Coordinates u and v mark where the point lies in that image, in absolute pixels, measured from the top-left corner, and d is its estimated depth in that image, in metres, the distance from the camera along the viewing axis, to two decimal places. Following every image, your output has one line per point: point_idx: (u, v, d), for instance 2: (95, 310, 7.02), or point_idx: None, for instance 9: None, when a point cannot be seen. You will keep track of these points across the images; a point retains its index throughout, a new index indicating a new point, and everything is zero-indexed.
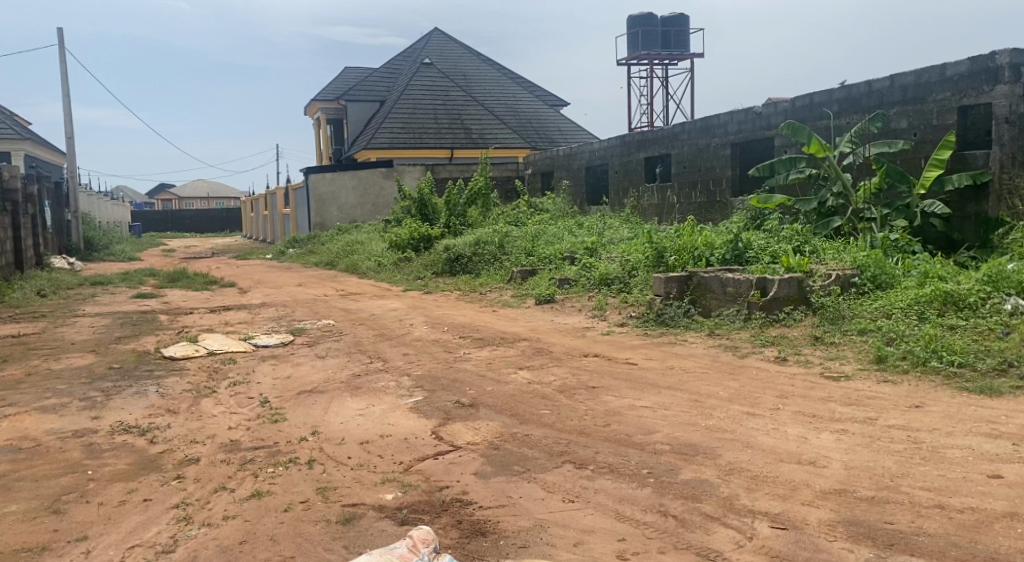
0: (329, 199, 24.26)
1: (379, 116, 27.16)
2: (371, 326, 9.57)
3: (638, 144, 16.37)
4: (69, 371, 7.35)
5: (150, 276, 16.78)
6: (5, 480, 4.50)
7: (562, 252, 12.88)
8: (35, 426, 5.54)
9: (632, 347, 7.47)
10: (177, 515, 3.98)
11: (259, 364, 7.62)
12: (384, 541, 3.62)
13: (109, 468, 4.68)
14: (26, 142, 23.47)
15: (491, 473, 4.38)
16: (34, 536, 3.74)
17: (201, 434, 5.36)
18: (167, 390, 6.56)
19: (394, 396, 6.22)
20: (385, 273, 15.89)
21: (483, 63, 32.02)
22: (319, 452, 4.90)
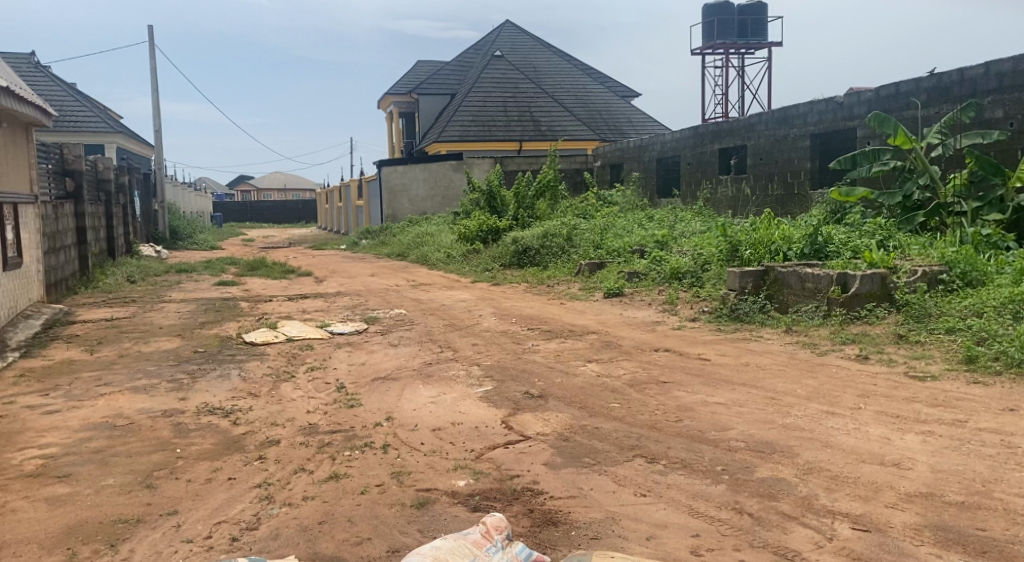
0: (401, 191, 24.69)
1: (450, 108, 27.40)
2: (441, 316, 9.69)
3: (712, 136, 16.06)
4: (158, 353, 7.72)
5: (231, 264, 17.43)
6: (102, 455, 4.76)
7: (632, 245, 12.78)
8: (128, 405, 5.84)
9: (704, 342, 7.37)
10: (260, 494, 4.13)
11: (335, 350, 7.84)
12: (458, 526, 3.68)
13: (195, 447, 4.89)
14: (118, 135, 24.55)
15: (562, 464, 4.40)
16: (130, 509, 3.95)
17: (281, 417, 5.54)
18: (248, 374, 6.82)
19: (464, 385, 6.29)
20: (454, 264, 16.09)
21: (554, 54, 31.93)
22: (394, 438, 5.01)
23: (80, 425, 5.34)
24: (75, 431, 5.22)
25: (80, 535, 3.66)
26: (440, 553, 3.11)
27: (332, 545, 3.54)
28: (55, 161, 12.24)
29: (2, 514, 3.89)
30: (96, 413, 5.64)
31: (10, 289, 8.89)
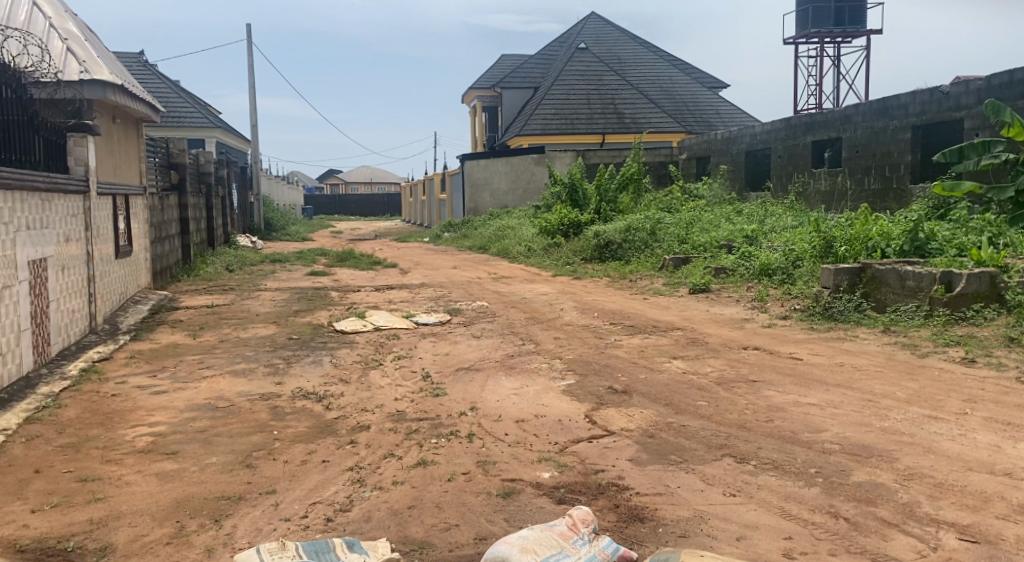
0: (483, 184, 24.99)
1: (534, 101, 27.40)
2: (523, 309, 9.75)
3: (805, 127, 15.53)
4: (255, 339, 8.06)
5: (321, 255, 17.99)
6: (205, 434, 5.01)
7: (719, 240, 12.56)
8: (229, 388, 6.13)
9: (796, 341, 7.15)
10: (352, 477, 4.27)
11: (420, 340, 8.00)
12: (544, 518, 3.70)
13: (291, 429, 5.09)
14: (217, 130, 25.67)
15: (648, 460, 4.36)
16: (232, 486, 4.14)
17: (371, 404, 5.70)
18: (339, 361, 7.05)
19: (547, 378, 6.31)
20: (535, 257, 16.14)
21: (640, 46, 31.50)
22: (478, 427, 5.08)
23: (185, 406, 5.64)
24: (181, 411, 5.51)
25: (188, 509, 3.87)
26: (528, 542, 3.10)
27: (422, 530, 3.63)
28: (162, 154, 12.91)
29: (118, 486, 4.14)
30: (199, 394, 5.94)
31: (122, 276, 9.44)
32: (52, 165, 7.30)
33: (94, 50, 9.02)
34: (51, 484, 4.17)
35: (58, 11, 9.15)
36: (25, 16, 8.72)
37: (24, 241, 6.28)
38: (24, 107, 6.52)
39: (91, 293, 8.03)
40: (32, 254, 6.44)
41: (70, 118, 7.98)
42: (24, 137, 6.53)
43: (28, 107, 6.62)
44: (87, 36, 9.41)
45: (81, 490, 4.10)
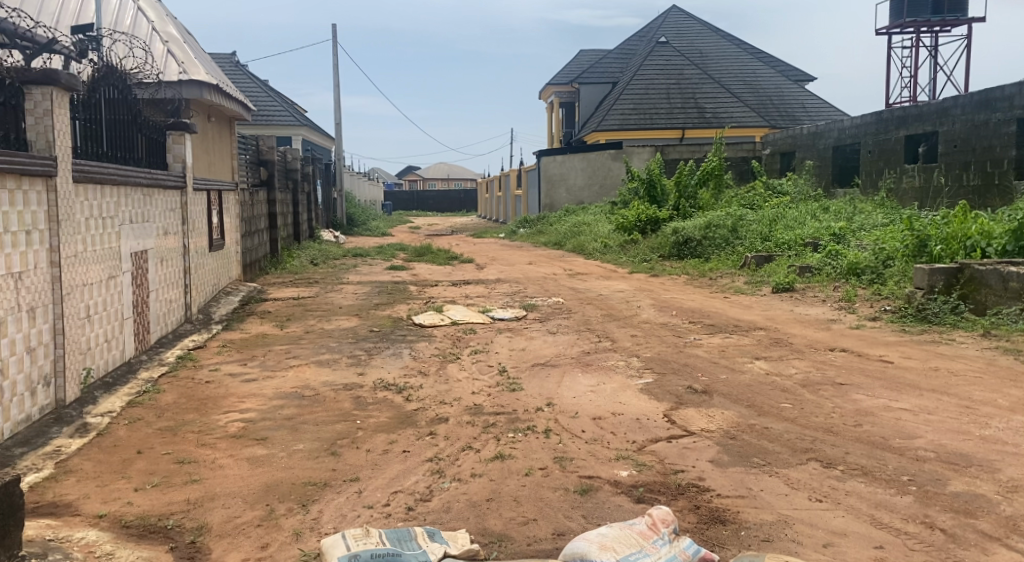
0: (559, 181, 24.95)
1: (612, 96, 27.18)
2: (600, 306, 9.70)
3: (898, 121, 14.88)
4: (338, 331, 8.30)
5: (400, 250, 18.34)
6: (293, 421, 5.19)
7: (804, 238, 12.23)
8: (314, 377, 6.34)
9: (887, 344, 6.87)
10: (431, 468, 4.35)
11: (497, 335, 8.07)
12: (623, 516, 3.68)
13: (373, 419, 5.22)
14: (303, 129, 26.60)
15: (730, 462, 4.28)
16: (318, 473, 4.28)
17: (449, 396, 5.78)
18: (418, 354, 7.19)
19: (625, 375, 6.27)
20: (611, 254, 16.05)
21: (723, 39, 30.80)
22: (555, 423, 5.09)
23: (274, 393, 5.85)
24: (269, 398, 5.73)
25: (277, 493, 4.02)
26: (607, 540, 3.09)
27: (500, 523, 3.66)
28: (252, 152, 13.41)
29: (213, 469, 4.34)
30: (286, 383, 6.16)
31: (215, 268, 9.87)
32: (154, 161, 7.66)
33: (193, 51, 9.46)
34: (152, 465, 4.41)
35: (160, 15, 9.64)
36: (131, 20, 9.25)
37: (128, 234, 6.64)
38: (129, 106, 6.88)
39: (187, 285, 8.43)
40: (134, 246, 6.80)
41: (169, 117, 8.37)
42: (128, 133, 6.88)
43: (132, 106, 6.97)
44: (187, 39, 9.88)
45: (179, 471, 4.31)
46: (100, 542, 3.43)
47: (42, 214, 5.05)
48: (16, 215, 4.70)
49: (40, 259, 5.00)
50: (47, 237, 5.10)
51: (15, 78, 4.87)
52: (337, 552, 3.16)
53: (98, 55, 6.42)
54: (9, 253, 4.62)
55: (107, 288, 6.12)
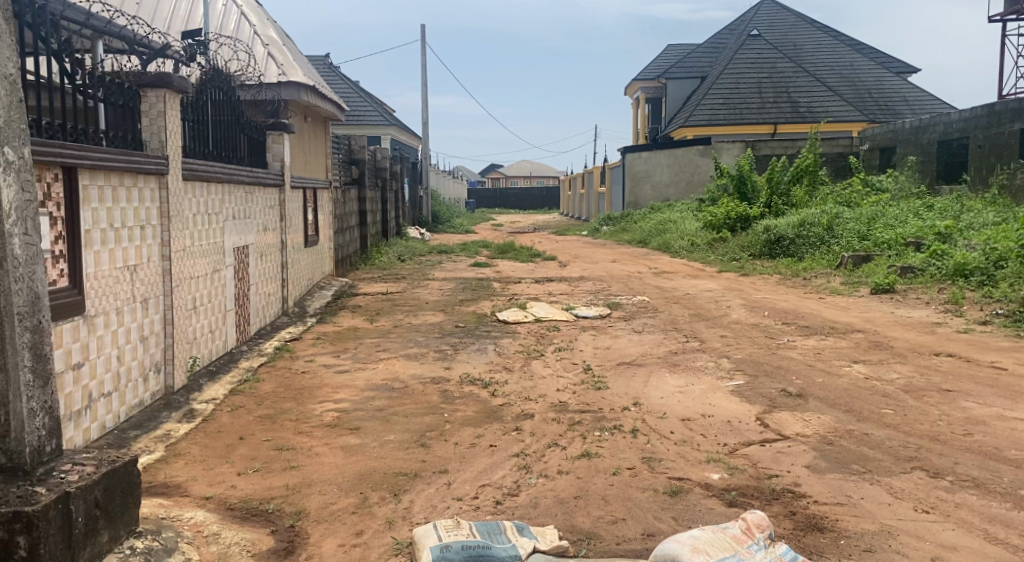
0: (644, 177, 24.61)
1: (701, 91, 26.63)
2: (687, 305, 9.51)
3: (1013, 114, 14.04)
4: (425, 326, 8.45)
5: (484, 247, 18.52)
6: (383, 413, 5.32)
7: (906, 238, 11.70)
8: (403, 370, 6.48)
9: (999, 349, 6.48)
10: (518, 463, 4.37)
11: (582, 333, 8.03)
12: (714, 519, 3.61)
13: (460, 413, 5.29)
14: (391, 128, 27.16)
15: (827, 468, 4.13)
16: (408, 463, 4.38)
17: (534, 393, 5.80)
18: (503, 350, 7.24)
19: (714, 377, 6.14)
20: (699, 252, 15.81)
21: (818, 30, 29.72)
22: (642, 423, 5.03)
23: (365, 385, 6.01)
24: (361, 390, 5.89)
25: (370, 482, 4.12)
26: (699, 542, 3.02)
27: (589, 521, 3.65)
28: (345, 151, 13.80)
29: (309, 456, 4.49)
30: (377, 375, 6.32)
31: (309, 263, 10.20)
32: (255, 160, 7.97)
33: (292, 54, 9.84)
34: (253, 451, 4.60)
35: (262, 19, 10.06)
36: (235, 25, 9.70)
37: (231, 229, 6.95)
38: (232, 106, 7.19)
39: (284, 279, 8.76)
40: (236, 241, 7.10)
41: (269, 117, 8.72)
42: (232, 133, 7.21)
43: (235, 107, 7.28)
44: (286, 42, 10.28)
45: (278, 457, 4.49)
46: (207, 522, 3.60)
47: (155, 210, 5.34)
48: (132, 211, 4.98)
49: (153, 253, 5.29)
50: (159, 232, 5.39)
51: (133, 82, 5.18)
52: (429, 541, 3.22)
53: (206, 59, 6.74)
54: (126, 247, 4.91)
55: (212, 281, 6.42)
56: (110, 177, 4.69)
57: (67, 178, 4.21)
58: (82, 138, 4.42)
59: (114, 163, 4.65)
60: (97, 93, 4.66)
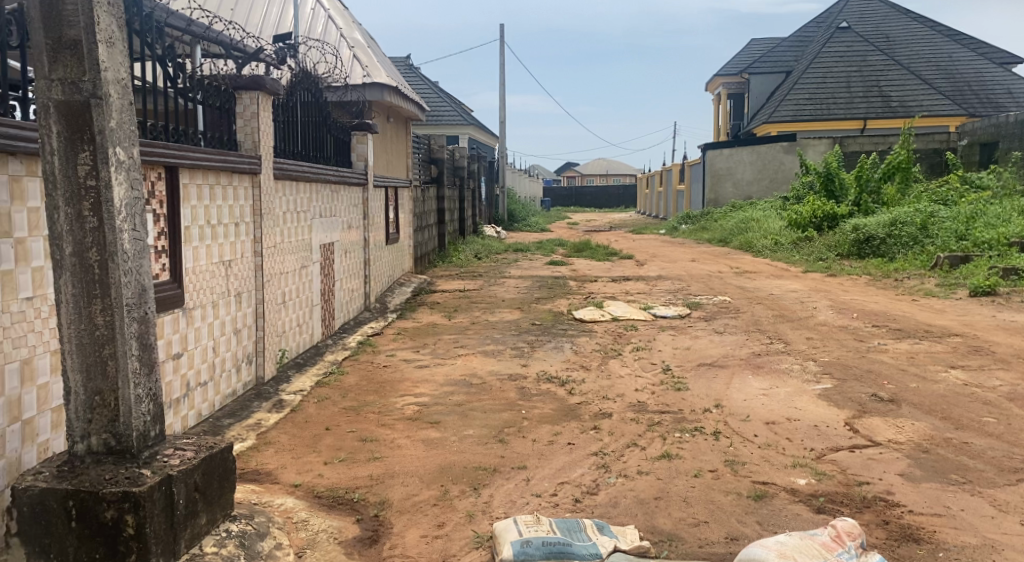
0: (726, 174, 24.08)
1: (787, 85, 25.85)
2: (770, 306, 9.27)
3: None
4: (502, 323, 8.51)
5: (560, 245, 18.50)
6: (462, 408, 5.39)
7: (1008, 237, 11.09)
8: (481, 366, 6.54)
9: None
10: (597, 462, 4.35)
11: (660, 333, 7.93)
12: (801, 525, 3.51)
13: (538, 410, 5.31)
14: (468, 127, 27.42)
15: (923, 477, 3.96)
16: (488, 458, 4.42)
17: (612, 392, 5.77)
18: (580, 348, 7.22)
19: (800, 380, 5.96)
20: (782, 252, 15.37)
21: (913, 21, 28.44)
22: (725, 425, 4.93)
23: (444, 380, 6.10)
24: (440, 385, 5.98)
25: (450, 476, 4.18)
26: (786, 548, 2.93)
27: (670, 522, 3.60)
28: (424, 150, 14.03)
29: (392, 448, 4.59)
30: (455, 370, 6.41)
31: (390, 261, 10.42)
32: (340, 160, 8.20)
33: (376, 56, 10.08)
34: (338, 441, 4.74)
35: (348, 22, 10.34)
36: (322, 28, 10.00)
37: (318, 227, 7.17)
38: (320, 108, 7.41)
39: (366, 275, 8.98)
40: (323, 238, 7.32)
41: (354, 119, 8.92)
42: (320, 134, 7.42)
43: (323, 108, 7.50)
44: (371, 44, 10.54)
45: (362, 448, 4.61)
46: (296, 509, 3.74)
47: (248, 207, 5.56)
48: (227, 209, 5.20)
49: (246, 249, 5.51)
50: (252, 228, 5.61)
51: (229, 85, 5.40)
52: (509, 536, 3.24)
53: (296, 62, 6.97)
54: (221, 242, 5.13)
55: (300, 276, 6.64)
56: (207, 176, 4.91)
57: (169, 178, 4.43)
58: (181, 139, 4.63)
59: (211, 162, 4.85)
60: (196, 96, 4.88)
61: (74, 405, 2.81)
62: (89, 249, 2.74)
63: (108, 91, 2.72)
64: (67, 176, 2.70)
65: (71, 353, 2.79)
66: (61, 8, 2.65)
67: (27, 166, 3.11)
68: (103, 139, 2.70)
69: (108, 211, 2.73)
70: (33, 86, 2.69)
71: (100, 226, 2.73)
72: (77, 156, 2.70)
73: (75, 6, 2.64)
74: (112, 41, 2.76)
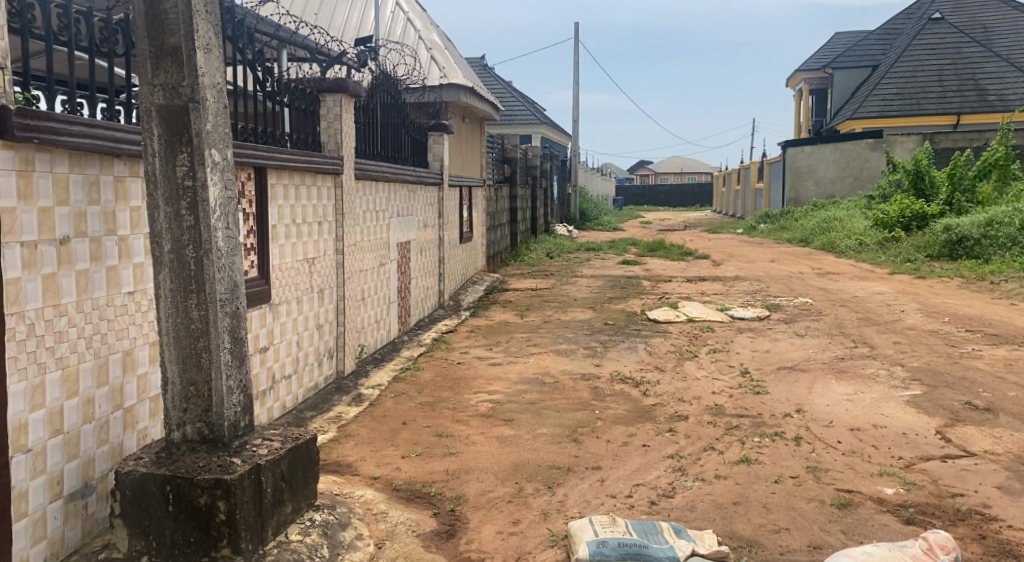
0: (808, 173, 23.40)
1: (873, 80, 24.90)
2: (854, 309, 8.95)
3: None
4: (575, 322, 8.49)
5: (633, 244, 18.31)
6: (535, 406, 5.41)
7: None
8: (554, 365, 6.55)
9: None
10: (673, 465, 4.30)
11: (738, 335, 7.76)
12: (889, 536, 3.39)
13: (612, 411, 5.28)
14: (541, 126, 27.45)
15: (1022, 491, 3.76)
16: (561, 458, 4.42)
17: (688, 394, 5.69)
18: (654, 349, 7.14)
19: (886, 386, 5.74)
20: (868, 253, 14.82)
21: (1013, 10, 26.93)
22: (806, 431, 4.80)
23: (517, 378, 6.13)
24: (513, 383, 6.01)
25: (525, 473, 4.21)
26: (874, 558, 2.83)
27: (749, 528, 3.53)
28: (498, 150, 14.12)
29: (467, 444, 4.65)
30: (528, 368, 6.44)
31: (463, 259, 10.53)
32: (417, 160, 8.34)
33: (453, 58, 10.24)
34: (415, 436, 4.82)
35: (426, 24, 10.51)
36: (401, 31, 10.20)
37: (395, 226, 7.31)
38: (399, 109, 7.55)
39: (440, 273, 9.11)
40: (400, 237, 7.47)
41: (431, 119, 9.04)
42: (398, 135, 7.56)
43: (401, 110, 7.64)
44: (449, 46, 10.69)
45: (438, 443, 4.68)
46: (376, 501, 3.83)
47: (331, 207, 5.72)
48: (311, 208, 5.36)
49: (328, 247, 5.67)
50: (334, 227, 5.77)
51: (313, 88, 5.56)
52: (585, 535, 3.24)
53: (377, 64, 7.12)
54: (305, 241, 5.30)
55: (378, 274, 6.80)
56: (293, 176, 5.08)
57: (258, 178, 4.60)
58: (269, 140, 4.80)
59: (297, 163, 5.01)
60: (283, 99, 5.05)
61: (171, 395, 2.96)
62: (186, 246, 2.88)
63: (205, 96, 2.85)
64: (167, 177, 2.85)
65: (168, 344, 2.93)
66: (164, 17, 2.79)
67: (130, 168, 3.27)
68: (200, 142, 2.83)
69: (204, 210, 2.85)
70: (137, 91, 2.84)
71: (196, 225, 2.86)
72: (176, 157, 2.84)
73: (176, 15, 2.77)
74: (209, 47, 2.88)
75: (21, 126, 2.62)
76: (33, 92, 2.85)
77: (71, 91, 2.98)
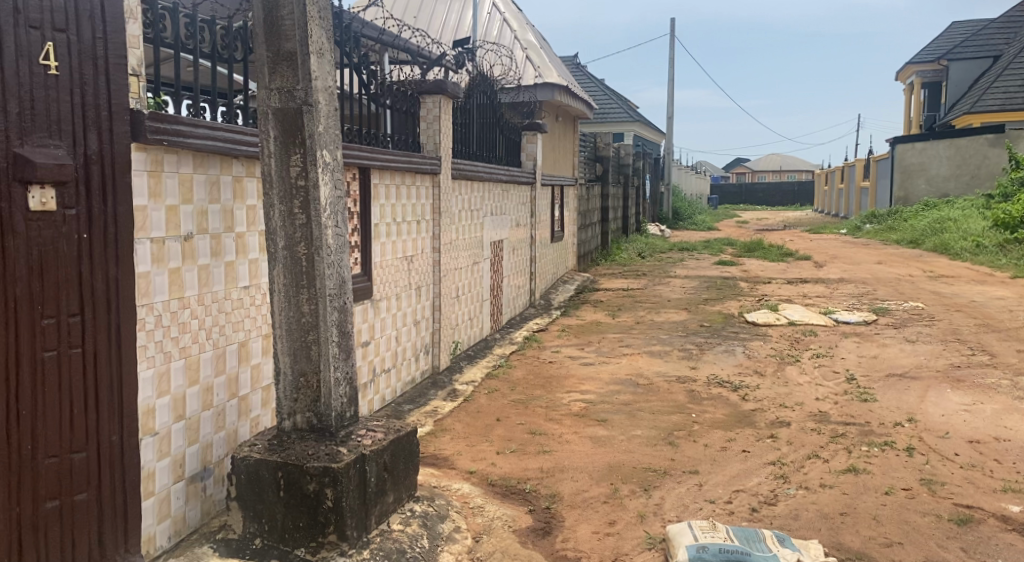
0: (918, 170, 22.12)
1: (994, 71, 23.35)
2: (972, 314, 8.42)
3: None
4: (669, 324, 8.35)
5: (728, 245, 17.85)
6: (630, 407, 5.35)
7: None
8: (648, 366, 6.46)
9: None
10: (774, 472, 4.17)
11: (842, 339, 7.44)
12: (1014, 557, 3.18)
13: (709, 415, 5.17)
14: (634, 124, 27.16)
15: None
16: (657, 460, 4.36)
17: (789, 400, 5.50)
18: (753, 352, 6.94)
19: (1008, 396, 5.38)
20: (985, 256, 13.87)
21: None
22: (920, 441, 4.55)
23: (610, 379, 6.08)
24: (606, 383, 5.97)
25: (620, 474, 4.17)
26: None
27: (858, 540, 3.38)
28: (590, 149, 14.06)
29: (561, 443, 4.64)
30: (621, 369, 6.38)
31: (554, 258, 10.53)
32: (511, 160, 8.40)
33: (548, 57, 10.25)
34: (509, 433, 4.86)
35: (522, 25, 10.56)
36: (497, 32, 10.30)
37: (489, 225, 7.39)
38: (493, 109, 7.59)
39: (532, 272, 9.15)
40: (493, 236, 7.54)
41: (525, 119, 9.08)
42: (492, 135, 7.62)
43: (496, 109, 7.70)
44: (544, 46, 10.71)
45: (532, 441, 4.70)
46: (472, 495, 3.88)
47: (429, 206, 5.83)
48: (411, 207, 5.49)
49: (426, 246, 5.80)
50: (432, 226, 5.89)
51: (414, 90, 5.67)
52: (684, 540, 3.18)
53: (473, 64, 7.20)
54: (405, 239, 5.43)
55: (472, 272, 6.89)
56: (394, 175, 5.21)
57: (363, 178, 4.74)
58: (372, 142, 4.93)
59: (398, 163, 5.14)
60: (384, 101, 5.18)
61: (283, 385, 3.09)
62: (299, 243, 3.00)
63: (317, 99, 2.96)
64: (282, 177, 2.98)
65: (281, 337, 3.07)
66: (281, 24, 2.91)
67: (247, 168, 3.44)
68: (313, 143, 2.94)
69: (315, 208, 2.96)
70: (255, 94, 2.99)
71: (308, 222, 2.98)
72: (290, 158, 2.96)
73: (292, 22, 2.89)
74: (322, 52, 3.00)
75: (154, 128, 2.80)
76: (164, 98, 3.08)
77: (196, 96, 3.16)
